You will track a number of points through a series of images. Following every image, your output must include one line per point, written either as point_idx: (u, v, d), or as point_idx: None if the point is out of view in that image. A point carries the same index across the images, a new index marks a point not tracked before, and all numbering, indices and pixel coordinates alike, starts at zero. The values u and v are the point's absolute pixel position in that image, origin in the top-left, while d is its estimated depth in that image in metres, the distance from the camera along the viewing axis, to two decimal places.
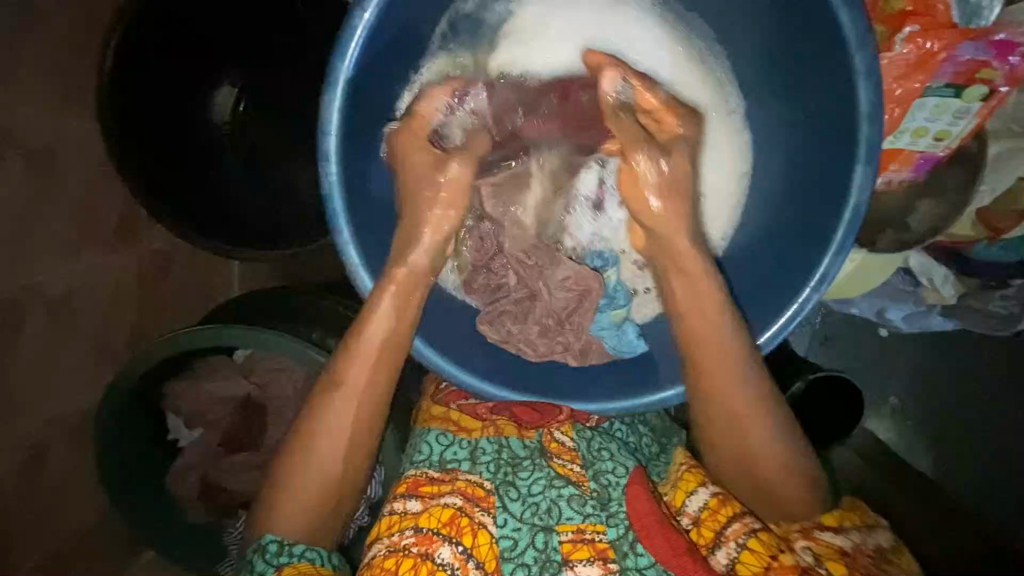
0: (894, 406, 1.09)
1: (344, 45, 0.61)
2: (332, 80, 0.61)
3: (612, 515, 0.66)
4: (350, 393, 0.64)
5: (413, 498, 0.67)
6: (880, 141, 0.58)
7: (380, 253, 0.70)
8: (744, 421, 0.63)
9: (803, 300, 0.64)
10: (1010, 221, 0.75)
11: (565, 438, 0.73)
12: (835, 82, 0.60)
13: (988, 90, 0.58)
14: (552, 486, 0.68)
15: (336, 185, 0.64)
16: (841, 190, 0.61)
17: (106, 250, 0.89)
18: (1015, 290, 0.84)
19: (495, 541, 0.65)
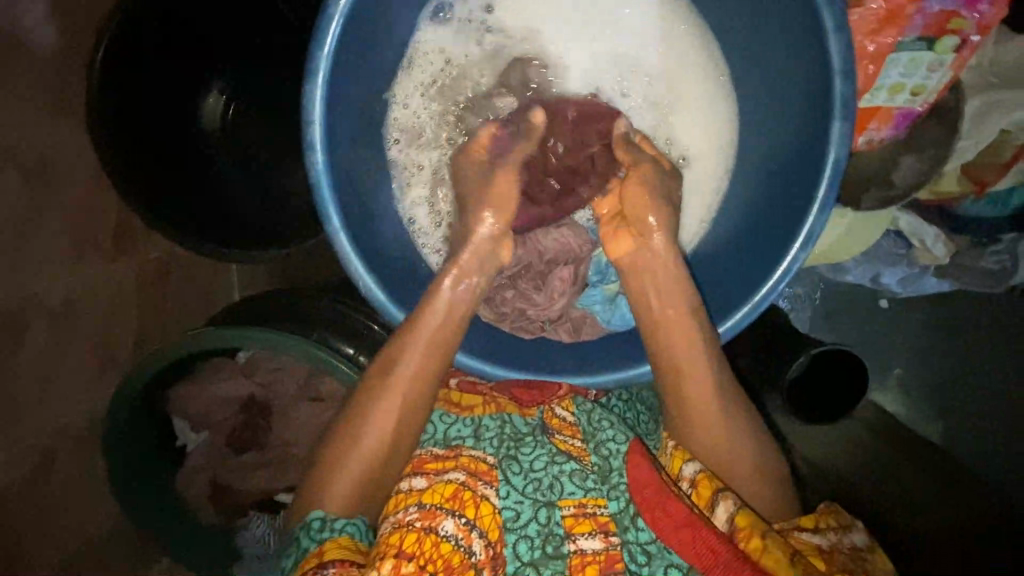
0: (897, 377, 1.08)
1: (321, 33, 0.62)
2: (312, 69, 0.62)
3: (613, 487, 0.64)
4: (411, 375, 0.64)
5: (420, 477, 0.65)
6: (854, 95, 0.60)
7: (372, 239, 0.71)
8: (714, 423, 0.64)
9: (791, 259, 0.65)
10: (992, 173, 0.76)
11: (566, 413, 0.72)
12: (806, 39, 0.61)
13: (959, 43, 0.59)
14: (554, 461, 0.66)
15: (323, 173, 0.65)
16: (821, 147, 0.62)
17: (104, 254, 0.90)
18: (1005, 246, 0.85)
19: (498, 512, 0.62)
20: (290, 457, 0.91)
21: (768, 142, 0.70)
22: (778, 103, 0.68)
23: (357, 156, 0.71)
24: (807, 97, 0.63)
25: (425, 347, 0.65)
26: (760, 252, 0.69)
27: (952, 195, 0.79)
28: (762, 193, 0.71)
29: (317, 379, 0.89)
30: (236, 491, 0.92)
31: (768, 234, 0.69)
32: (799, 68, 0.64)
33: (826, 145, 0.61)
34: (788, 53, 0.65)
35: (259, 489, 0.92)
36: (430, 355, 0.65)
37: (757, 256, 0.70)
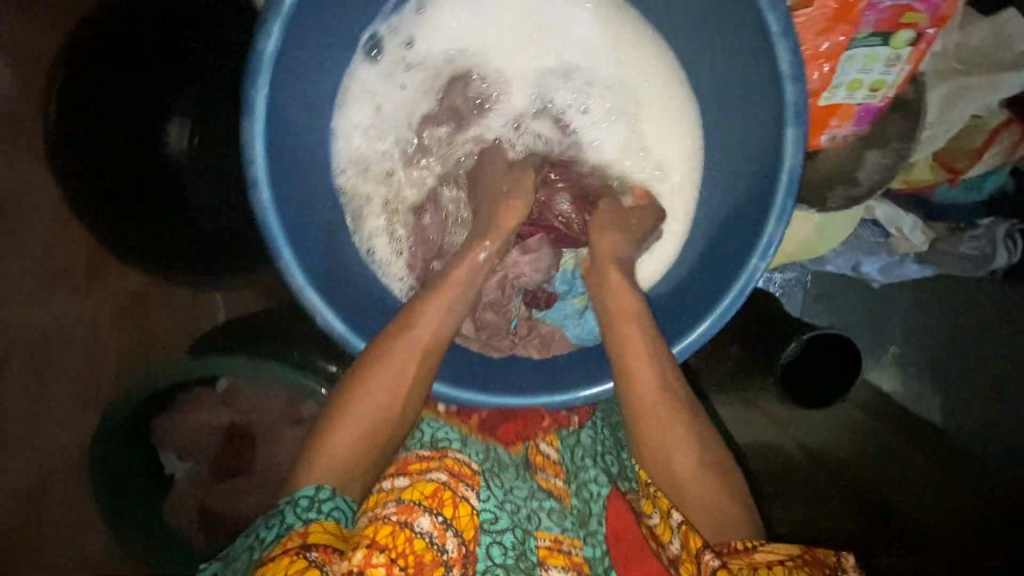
0: (894, 354, 1.10)
1: (255, 71, 0.61)
2: (251, 107, 0.62)
3: (591, 533, 0.69)
4: (405, 354, 0.64)
5: (402, 476, 0.66)
6: (804, 101, 0.61)
7: (328, 274, 0.71)
8: (659, 414, 0.65)
9: (751, 269, 0.66)
10: (964, 162, 0.76)
11: (549, 450, 0.79)
12: (757, 47, 0.63)
13: (914, 37, 0.60)
14: (534, 496, 0.71)
15: (269, 210, 0.64)
16: (776, 154, 0.64)
17: (78, 290, 0.90)
18: (983, 231, 0.83)
19: (476, 514, 0.65)
20: (274, 482, 0.91)
21: (733, 149, 0.72)
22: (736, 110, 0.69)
23: (307, 191, 0.71)
24: (761, 104, 0.65)
25: (405, 365, 0.64)
26: (727, 260, 0.70)
27: (925, 184, 0.79)
28: (731, 200, 0.72)
29: (300, 402, 0.89)
30: (223, 518, 0.92)
31: (734, 241, 0.70)
32: (751, 77, 0.65)
33: (783, 151, 0.63)
34: (742, 60, 0.66)
35: (244, 516, 0.91)
36: (411, 374, 0.64)
37: (723, 266, 0.70)
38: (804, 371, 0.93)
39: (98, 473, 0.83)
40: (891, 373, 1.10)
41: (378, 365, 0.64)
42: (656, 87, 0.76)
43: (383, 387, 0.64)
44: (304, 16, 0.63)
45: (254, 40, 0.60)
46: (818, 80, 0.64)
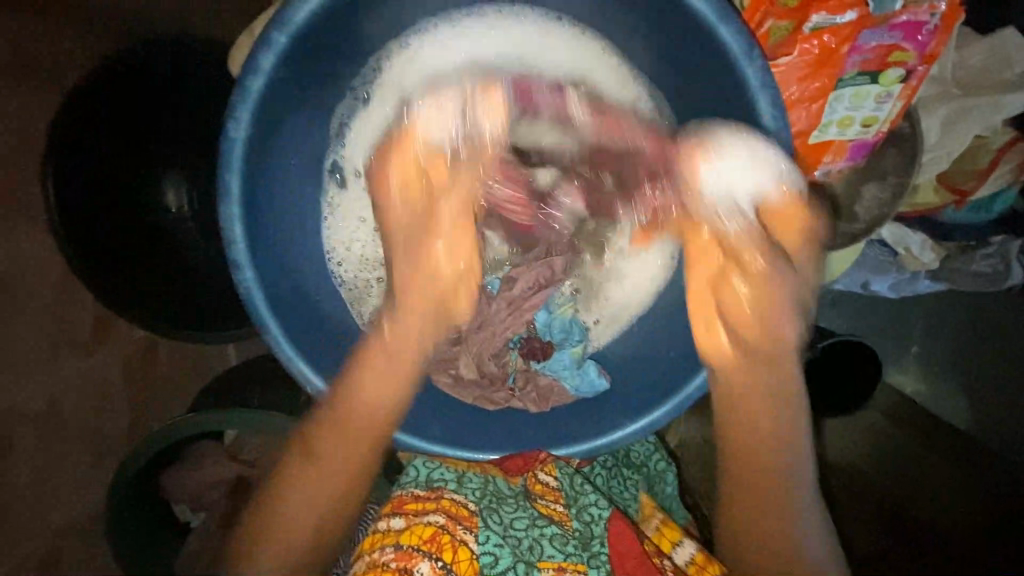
0: (916, 354, 1.04)
1: (228, 161, 0.62)
2: (226, 195, 0.63)
3: (593, 556, 0.65)
4: (347, 433, 0.64)
5: (397, 517, 0.65)
6: (788, 151, 0.60)
7: (322, 340, 0.73)
8: (750, 406, 0.65)
9: None
10: (971, 180, 0.74)
11: (549, 477, 0.73)
12: (728, 102, 0.62)
13: (905, 73, 0.60)
14: (536, 524, 0.67)
15: (254, 289, 0.66)
16: (763, 206, 0.63)
17: (85, 352, 0.92)
18: (997, 248, 0.80)
19: (475, 557, 0.63)
20: None
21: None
22: None
23: (291, 260, 0.72)
24: None
25: (360, 425, 0.64)
26: None
27: (931, 206, 0.77)
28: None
29: None
30: None
31: None
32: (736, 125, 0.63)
33: (766, 206, 0.62)
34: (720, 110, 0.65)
35: None
36: (367, 433, 0.65)
37: None
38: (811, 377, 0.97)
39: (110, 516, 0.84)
40: (914, 377, 1.04)
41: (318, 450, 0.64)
42: None
43: (335, 459, 0.64)
44: (274, 100, 0.63)
45: (224, 130, 0.61)
46: (805, 119, 0.64)
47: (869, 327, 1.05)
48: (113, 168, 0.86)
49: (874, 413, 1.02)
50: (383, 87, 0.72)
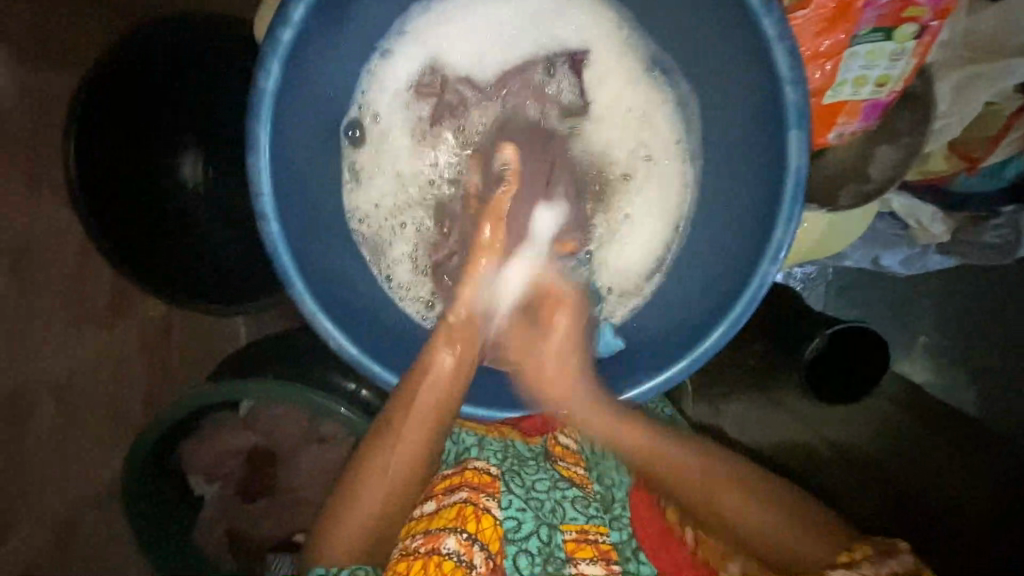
0: (924, 345, 1.05)
1: (255, 112, 0.61)
2: (252, 145, 0.62)
3: (614, 517, 0.76)
4: (383, 477, 0.66)
5: (429, 501, 0.71)
6: (808, 103, 0.60)
7: (347, 299, 0.71)
8: (674, 471, 0.69)
9: (762, 275, 0.65)
10: (982, 148, 0.77)
11: (568, 441, 0.79)
12: (746, 55, 0.62)
13: (919, 29, 0.60)
14: (556, 486, 0.74)
15: (279, 242, 0.65)
16: (783, 159, 0.62)
17: (104, 326, 0.93)
18: (1005, 219, 0.81)
19: (500, 523, 0.68)
20: (301, 500, 0.93)
21: (724, 153, 0.70)
22: (733, 110, 0.67)
23: (316, 220, 0.71)
24: (763, 108, 0.63)
25: (424, 413, 0.66)
26: (730, 263, 0.69)
27: (943, 172, 0.80)
28: (723, 201, 0.71)
29: (318, 422, 0.91)
30: (257, 538, 0.95)
31: (739, 245, 0.68)
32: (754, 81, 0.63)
33: (787, 154, 0.61)
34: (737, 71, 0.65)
35: (276, 533, 0.94)
36: (429, 417, 0.67)
37: (725, 274, 0.69)
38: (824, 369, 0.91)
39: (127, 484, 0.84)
40: (922, 364, 1.05)
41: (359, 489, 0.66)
42: (666, 95, 0.73)
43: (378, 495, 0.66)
44: (303, 48, 0.62)
45: (254, 78, 0.60)
46: (820, 79, 0.64)
47: (877, 307, 1.06)
48: (112, 169, 0.86)
49: (883, 401, 0.98)
50: (410, 53, 0.73)
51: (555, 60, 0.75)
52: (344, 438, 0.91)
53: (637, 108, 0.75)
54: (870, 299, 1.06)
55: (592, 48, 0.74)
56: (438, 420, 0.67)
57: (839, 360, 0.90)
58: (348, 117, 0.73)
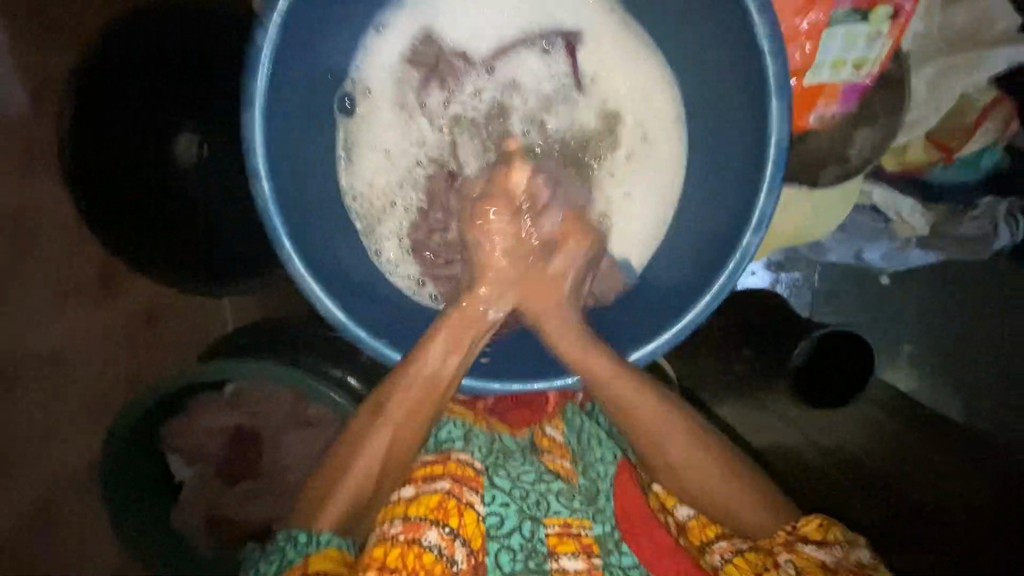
0: (908, 355, 1.04)
1: (252, 64, 0.63)
2: (248, 98, 0.63)
3: (599, 511, 0.70)
4: (388, 424, 0.64)
5: (409, 487, 0.67)
6: (788, 73, 0.62)
7: (333, 268, 0.72)
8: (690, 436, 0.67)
9: (747, 244, 0.66)
10: (958, 138, 0.80)
11: (557, 433, 0.76)
12: (727, 32, 0.65)
13: (891, 12, 0.68)
14: (543, 480, 0.70)
15: (271, 200, 0.66)
16: (765, 127, 0.64)
17: (92, 303, 0.93)
18: (983, 210, 0.85)
19: (482, 520, 0.67)
20: (285, 482, 0.92)
21: (711, 131, 0.72)
22: (717, 85, 0.70)
23: (305, 185, 0.72)
24: (744, 79, 0.66)
25: (430, 380, 0.65)
26: (718, 236, 0.70)
27: (921, 163, 0.83)
28: (711, 178, 0.73)
29: (306, 405, 0.89)
30: (238, 523, 0.93)
31: (724, 217, 0.70)
32: (738, 54, 0.65)
33: (769, 125, 0.63)
34: (722, 50, 0.67)
35: (259, 518, 0.93)
36: (433, 389, 0.65)
37: (712, 247, 0.71)
38: (814, 373, 0.91)
39: (108, 465, 0.84)
40: (906, 373, 1.04)
41: (355, 449, 0.64)
42: (649, 76, 0.76)
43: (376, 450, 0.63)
44: (303, 13, 0.64)
45: (253, 37, 0.62)
46: (801, 59, 0.71)
47: (865, 312, 1.05)
48: (108, 153, 0.87)
49: (868, 408, 0.97)
50: (405, 31, 0.76)
51: (547, 41, 0.77)
52: (328, 421, 0.90)
53: (625, 90, 0.77)
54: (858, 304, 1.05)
55: (584, 32, 0.77)
56: (440, 398, 0.66)
57: (822, 368, 0.91)
58: (341, 88, 0.75)
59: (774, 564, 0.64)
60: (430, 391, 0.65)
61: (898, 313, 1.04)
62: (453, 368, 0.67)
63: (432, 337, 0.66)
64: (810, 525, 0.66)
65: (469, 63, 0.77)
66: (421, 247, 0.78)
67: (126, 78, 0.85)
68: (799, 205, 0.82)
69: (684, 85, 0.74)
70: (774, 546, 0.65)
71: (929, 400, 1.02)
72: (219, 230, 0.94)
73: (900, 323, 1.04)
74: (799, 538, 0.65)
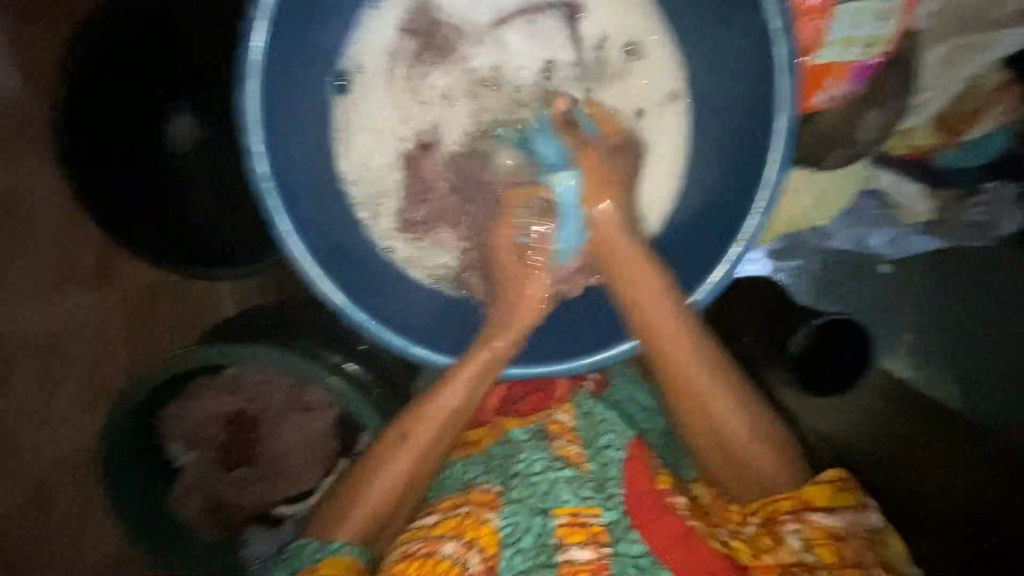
0: (908, 343, 0.98)
1: (249, 38, 0.61)
2: (245, 74, 0.62)
3: (609, 497, 0.66)
4: (410, 450, 0.69)
5: (432, 513, 0.68)
6: (797, 51, 0.61)
7: (331, 251, 0.71)
8: (718, 401, 0.67)
9: (752, 226, 0.66)
10: (963, 122, 0.79)
11: (566, 418, 0.75)
12: (737, 8, 0.64)
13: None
14: (552, 467, 0.68)
15: (267, 179, 0.65)
16: (772, 106, 0.63)
17: (88, 287, 0.93)
18: (987, 195, 0.84)
19: (498, 531, 0.65)
20: (285, 468, 0.92)
21: (714, 112, 0.72)
22: (721, 65, 0.69)
23: (300, 164, 0.70)
24: (751, 58, 0.65)
25: (451, 411, 0.70)
26: (724, 219, 0.70)
27: (926, 148, 0.82)
28: (715, 160, 0.72)
29: (305, 388, 0.89)
30: (237, 508, 0.93)
31: (729, 201, 0.69)
32: (747, 33, 0.64)
33: (777, 104, 0.63)
34: (728, 29, 0.66)
35: (260, 503, 0.93)
36: (456, 414, 0.70)
37: (717, 229, 0.70)
38: (810, 363, 0.93)
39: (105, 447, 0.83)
40: (905, 360, 0.98)
41: (375, 468, 0.69)
42: (651, 53, 0.75)
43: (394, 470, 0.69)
44: None
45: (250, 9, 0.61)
46: (810, 37, 0.74)
47: (863, 299, 0.98)
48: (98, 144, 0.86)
49: (864, 396, 0.99)
50: (403, 6, 0.75)
51: (543, 20, 0.76)
52: (328, 407, 0.90)
53: (623, 72, 0.76)
54: (858, 292, 0.98)
55: (583, 10, 0.75)
56: (456, 424, 0.71)
57: (822, 357, 0.93)
58: (338, 65, 0.74)
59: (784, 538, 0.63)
60: (448, 421, 0.70)
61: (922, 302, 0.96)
62: (463, 406, 0.70)
63: (442, 386, 0.70)
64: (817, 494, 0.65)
65: (470, 40, 0.76)
66: (420, 231, 0.78)
67: (140, 58, 0.85)
68: (807, 189, 0.85)
69: (686, 63, 0.74)
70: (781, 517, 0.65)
71: (925, 388, 0.97)
72: (208, 224, 0.91)
73: (894, 313, 0.98)
74: (806, 508, 0.64)
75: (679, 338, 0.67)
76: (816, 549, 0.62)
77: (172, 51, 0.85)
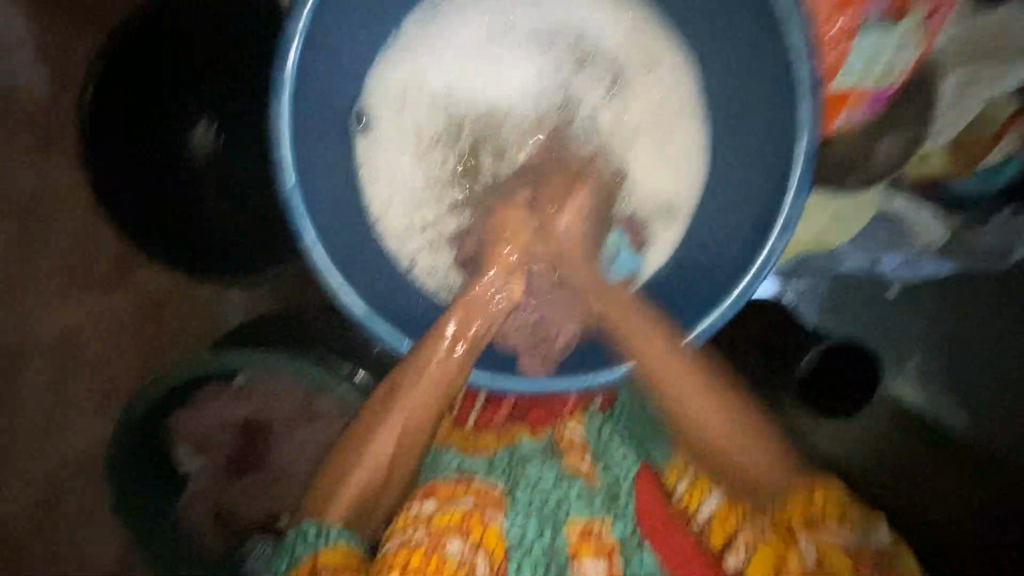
0: (916, 368, 1.00)
1: (283, 52, 0.63)
2: (277, 87, 0.64)
3: (618, 510, 0.67)
4: (403, 410, 0.68)
5: (430, 499, 0.67)
6: (819, 75, 0.62)
7: (352, 264, 0.72)
8: (684, 387, 0.67)
9: (771, 247, 0.66)
10: (977, 150, 0.81)
11: (576, 431, 0.75)
12: (752, 33, 0.66)
13: (922, 19, 0.72)
14: (561, 482, 0.69)
15: (295, 189, 0.66)
16: (792, 129, 0.64)
17: (103, 291, 0.94)
18: (1004, 222, 0.85)
19: (505, 536, 0.66)
20: (293, 476, 0.92)
21: (731, 131, 0.73)
22: (737, 90, 0.71)
23: (326, 176, 0.71)
24: (770, 83, 0.66)
25: (435, 376, 0.68)
26: (743, 240, 0.70)
27: (939, 173, 0.84)
28: (732, 182, 0.73)
29: (315, 398, 0.89)
30: (242, 516, 0.93)
31: (746, 222, 0.70)
32: (767, 57, 0.65)
33: (798, 127, 0.63)
34: (746, 53, 0.68)
35: (266, 512, 0.93)
36: (441, 379, 0.68)
37: (740, 245, 0.70)
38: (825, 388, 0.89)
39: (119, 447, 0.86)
40: (914, 386, 0.99)
41: (369, 430, 0.68)
42: (667, 76, 0.77)
43: (390, 440, 0.68)
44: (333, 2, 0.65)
45: (284, 25, 0.63)
46: (831, 62, 0.75)
47: (873, 326, 1.00)
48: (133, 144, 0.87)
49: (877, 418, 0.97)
50: (428, 25, 0.77)
51: (554, 41, 0.80)
52: (338, 417, 0.89)
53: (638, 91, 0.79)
54: (863, 314, 1.00)
55: (591, 34, 0.80)
56: (448, 390, 0.69)
57: (829, 375, 0.89)
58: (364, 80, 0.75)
59: (794, 550, 0.60)
60: (435, 384, 0.68)
61: (935, 322, 0.97)
62: (455, 368, 0.69)
63: (427, 347, 0.69)
64: (827, 504, 0.60)
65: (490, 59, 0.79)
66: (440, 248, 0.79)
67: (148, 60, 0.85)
68: (820, 210, 0.85)
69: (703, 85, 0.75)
70: (792, 529, 0.61)
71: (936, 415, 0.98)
72: (209, 222, 0.91)
73: (903, 335, 0.99)
74: (819, 520, 0.60)
75: (655, 345, 0.68)
76: (827, 565, 0.58)
77: (173, 52, 0.85)
